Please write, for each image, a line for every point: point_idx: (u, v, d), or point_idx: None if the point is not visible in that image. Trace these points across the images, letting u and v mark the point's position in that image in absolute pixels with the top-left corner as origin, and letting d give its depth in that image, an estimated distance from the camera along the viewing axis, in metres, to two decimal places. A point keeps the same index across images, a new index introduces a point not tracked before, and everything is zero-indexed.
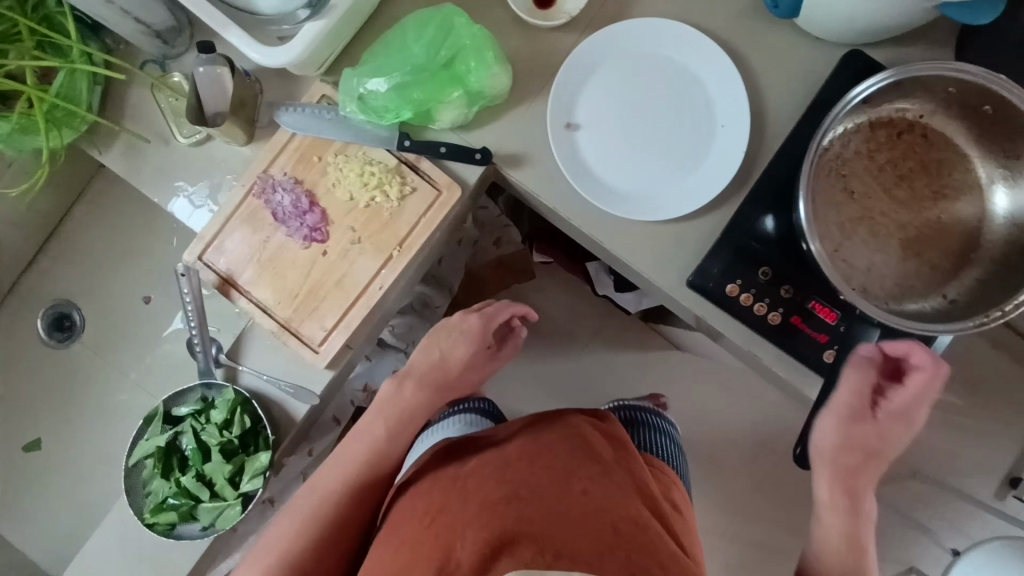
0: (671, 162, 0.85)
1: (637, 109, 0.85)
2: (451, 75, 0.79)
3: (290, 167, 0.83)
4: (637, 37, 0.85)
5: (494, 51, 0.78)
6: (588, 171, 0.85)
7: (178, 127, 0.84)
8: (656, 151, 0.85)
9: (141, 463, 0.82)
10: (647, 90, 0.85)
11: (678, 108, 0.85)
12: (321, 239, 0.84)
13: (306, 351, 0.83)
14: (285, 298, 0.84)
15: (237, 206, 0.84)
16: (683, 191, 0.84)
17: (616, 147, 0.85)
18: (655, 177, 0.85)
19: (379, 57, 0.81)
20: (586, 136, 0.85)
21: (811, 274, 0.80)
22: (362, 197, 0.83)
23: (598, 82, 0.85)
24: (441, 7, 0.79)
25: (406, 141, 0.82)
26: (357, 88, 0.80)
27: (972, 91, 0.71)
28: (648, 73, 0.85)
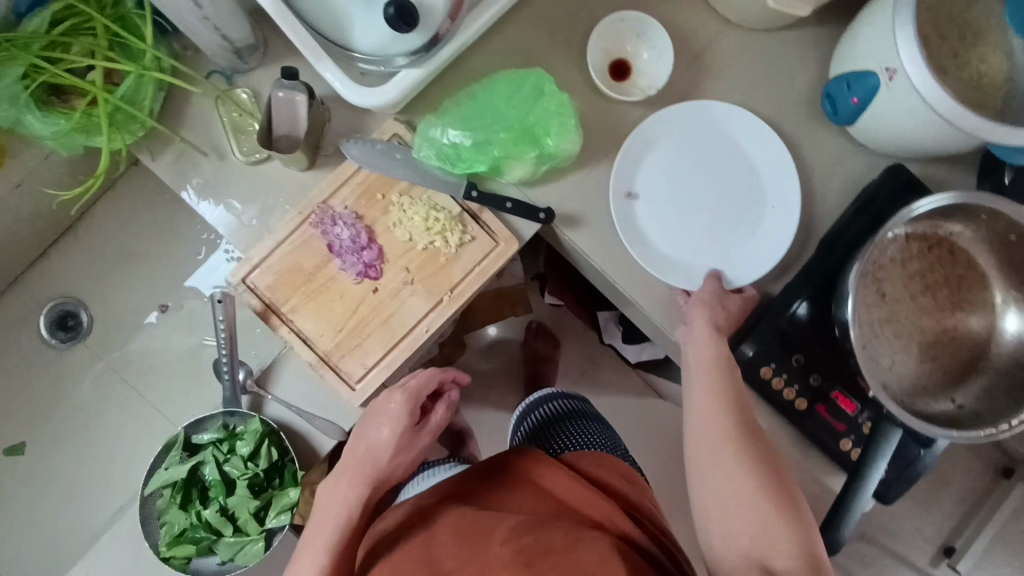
0: (723, 233, 0.88)
1: (694, 181, 0.88)
2: (530, 133, 0.80)
3: (352, 201, 0.82)
4: (705, 116, 0.88)
5: (575, 118, 0.80)
6: (641, 238, 0.87)
7: (238, 143, 0.82)
8: (706, 226, 0.88)
9: (156, 491, 0.79)
10: (704, 167, 0.88)
11: (732, 188, 0.88)
12: (375, 276, 0.83)
13: (343, 388, 0.81)
14: (328, 332, 0.82)
15: (290, 232, 0.81)
16: (726, 266, 0.87)
17: (670, 218, 0.88)
18: (708, 251, 0.88)
19: (462, 109, 0.82)
20: (642, 205, 0.88)
21: (839, 365, 0.85)
22: (423, 240, 0.83)
23: (659, 156, 0.88)
24: (534, 69, 0.80)
25: (474, 191, 0.82)
26: (436, 137, 0.81)
27: (1003, 221, 0.78)
28: (708, 151, 0.88)
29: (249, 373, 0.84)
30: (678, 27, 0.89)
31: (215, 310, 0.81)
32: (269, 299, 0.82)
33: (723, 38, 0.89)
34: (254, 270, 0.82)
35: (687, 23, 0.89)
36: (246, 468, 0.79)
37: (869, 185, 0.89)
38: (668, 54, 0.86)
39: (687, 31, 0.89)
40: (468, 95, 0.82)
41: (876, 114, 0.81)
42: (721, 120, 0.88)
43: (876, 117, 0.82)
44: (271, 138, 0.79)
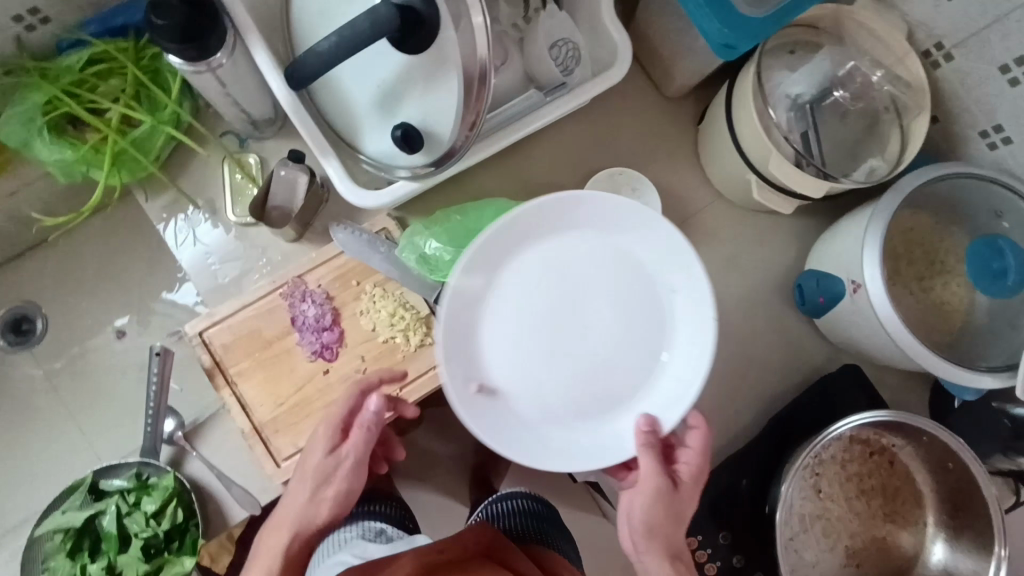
0: (607, 390, 0.73)
1: (540, 316, 0.73)
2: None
3: (327, 282, 0.84)
4: (550, 238, 0.73)
5: None
6: (495, 411, 0.71)
7: (234, 204, 0.85)
8: (568, 391, 0.73)
9: (47, 534, 0.75)
10: (548, 316, 0.73)
11: (595, 338, 0.73)
12: (329, 357, 0.83)
13: (268, 463, 0.80)
14: (269, 402, 0.82)
15: (258, 297, 0.83)
16: (609, 446, 0.72)
17: (522, 399, 0.72)
18: (577, 430, 0.73)
19: (452, 221, 0.84)
20: (499, 400, 0.72)
21: (763, 551, 0.84)
22: (384, 334, 0.84)
23: (495, 314, 0.73)
24: (525, 205, 0.83)
25: None
26: (418, 245, 0.83)
27: (941, 448, 0.80)
28: (548, 297, 0.73)
29: (177, 425, 0.82)
30: (672, 191, 0.95)
31: (154, 363, 0.78)
32: (219, 358, 0.82)
33: (711, 209, 0.96)
34: (213, 325, 0.82)
35: (680, 188, 0.96)
36: (148, 525, 0.75)
37: (824, 376, 0.92)
38: (657, 213, 0.90)
39: (679, 196, 0.95)
40: (460, 210, 0.86)
41: (836, 316, 0.85)
42: (574, 217, 0.73)
43: (836, 318, 0.86)
44: (263, 207, 0.82)
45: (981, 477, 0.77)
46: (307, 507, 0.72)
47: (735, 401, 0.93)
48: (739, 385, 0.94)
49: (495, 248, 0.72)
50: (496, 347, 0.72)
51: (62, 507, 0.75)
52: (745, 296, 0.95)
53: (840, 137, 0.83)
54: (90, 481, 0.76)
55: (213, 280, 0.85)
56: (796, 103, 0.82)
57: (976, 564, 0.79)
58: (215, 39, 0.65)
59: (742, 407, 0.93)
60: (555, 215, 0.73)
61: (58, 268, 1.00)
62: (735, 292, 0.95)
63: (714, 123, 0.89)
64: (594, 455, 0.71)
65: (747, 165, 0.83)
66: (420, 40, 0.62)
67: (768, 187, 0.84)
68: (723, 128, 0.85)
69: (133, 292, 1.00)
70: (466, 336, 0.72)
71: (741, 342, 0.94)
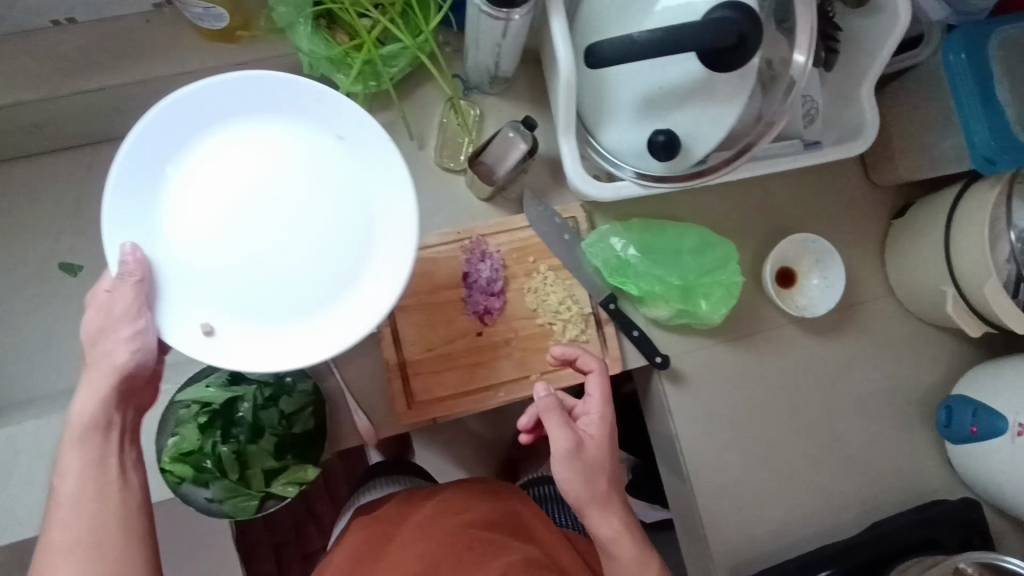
0: (280, 294, 0.62)
1: (227, 184, 0.62)
2: (691, 287, 0.82)
3: (506, 249, 0.85)
4: (218, 136, 0.62)
5: (735, 301, 0.82)
6: (233, 347, 0.62)
7: (440, 147, 0.86)
8: (247, 292, 0.62)
9: (186, 402, 0.75)
10: (229, 194, 0.62)
11: (286, 264, 0.62)
12: (487, 323, 0.84)
13: (400, 402, 0.82)
14: (419, 345, 0.83)
15: (440, 244, 0.83)
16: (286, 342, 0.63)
17: (204, 286, 0.62)
18: (223, 312, 0.62)
19: (650, 232, 0.85)
20: (228, 341, 0.62)
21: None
22: (545, 317, 0.84)
23: (183, 221, 0.61)
24: (726, 244, 0.82)
25: (611, 304, 0.84)
26: (613, 240, 0.84)
27: None
28: (244, 164, 0.62)
29: None
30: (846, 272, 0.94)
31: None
32: None
33: (876, 303, 0.95)
34: None
35: (856, 273, 0.95)
36: (280, 424, 0.76)
37: (937, 500, 0.92)
38: (837, 292, 0.88)
39: (852, 280, 0.95)
40: (653, 224, 0.85)
41: (985, 452, 0.83)
42: (324, 111, 0.64)
43: (980, 450, 0.85)
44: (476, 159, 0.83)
45: None
46: (77, 491, 0.57)
47: (840, 494, 0.93)
48: (849, 480, 0.93)
49: (225, 147, 0.62)
50: (258, 295, 0.62)
51: (206, 381, 0.76)
52: (881, 396, 0.94)
53: None
54: None
55: None
56: None
57: None
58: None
59: (846, 502, 0.93)
60: (203, 112, 0.62)
61: None
62: (873, 389, 0.95)
63: (925, 221, 0.87)
64: (341, 336, 0.63)
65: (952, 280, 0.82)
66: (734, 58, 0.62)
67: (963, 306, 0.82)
68: (935, 234, 0.84)
69: None
70: (173, 189, 0.62)
71: (863, 439, 0.94)
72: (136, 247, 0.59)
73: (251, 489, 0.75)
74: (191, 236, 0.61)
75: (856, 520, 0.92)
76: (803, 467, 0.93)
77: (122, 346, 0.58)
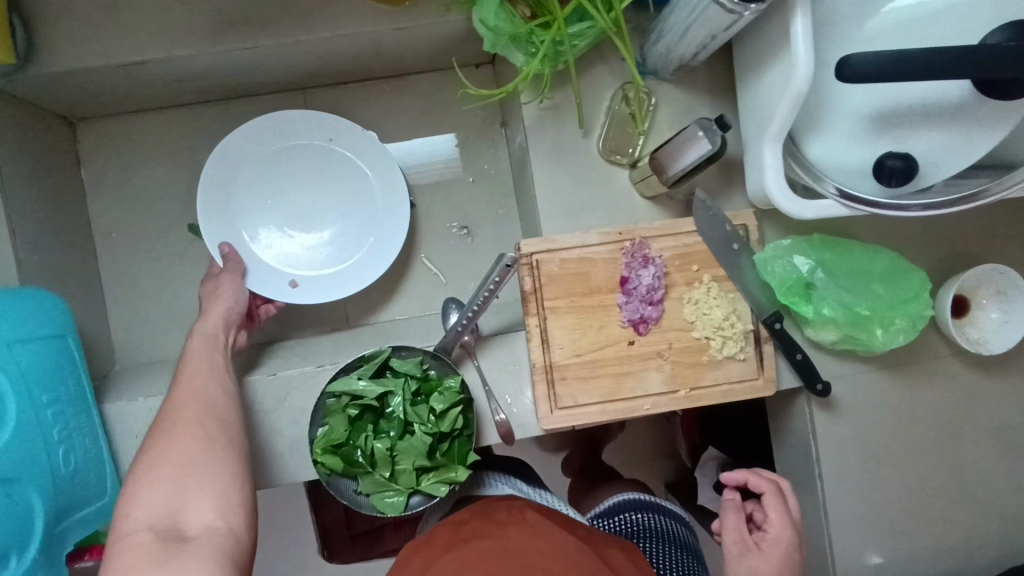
0: (331, 243, 0.89)
1: (321, 211, 0.90)
2: (870, 316, 0.76)
3: (668, 255, 0.79)
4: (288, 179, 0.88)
5: (915, 330, 0.76)
6: (307, 281, 0.87)
7: (608, 136, 0.79)
8: (312, 251, 0.88)
9: (336, 393, 0.73)
10: (303, 200, 0.89)
11: (314, 204, 0.90)
12: (640, 332, 0.78)
13: (544, 406, 0.77)
14: (566, 349, 0.78)
15: (600, 244, 0.77)
16: (339, 279, 0.87)
17: (309, 253, 0.88)
18: (303, 257, 0.88)
19: (828, 251, 0.78)
20: (310, 287, 0.87)
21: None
22: (702, 331, 0.79)
23: (260, 206, 0.87)
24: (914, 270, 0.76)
25: (777, 323, 0.78)
26: (787, 253, 0.77)
27: None
28: (297, 195, 0.89)
29: None
30: None
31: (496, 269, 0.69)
32: (539, 286, 0.77)
33: None
34: (544, 251, 0.77)
35: None
36: (427, 420, 0.73)
37: None
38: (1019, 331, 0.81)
39: None
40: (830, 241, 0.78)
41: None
42: (321, 120, 0.87)
43: None
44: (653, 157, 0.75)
45: None
46: (203, 404, 0.64)
47: (981, 535, 0.88)
48: (993, 522, 0.88)
49: (284, 160, 0.87)
50: (302, 255, 0.88)
51: (354, 373, 0.73)
52: None
53: None
54: (387, 356, 0.74)
55: (555, 203, 0.79)
56: None
57: None
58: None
59: (986, 544, 0.88)
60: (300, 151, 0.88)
61: (367, 111, 0.95)
62: None
63: None
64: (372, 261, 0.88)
65: None
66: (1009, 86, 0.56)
67: None
68: None
69: (429, 163, 0.95)
70: (237, 186, 0.86)
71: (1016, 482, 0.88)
72: (231, 245, 0.84)
73: (400, 485, 0.72)
74: (260, 230, 0.87)
75: (992, 563, 0.88)
76: (946, 505, 0.88)
77: (226, 301, 0.77)
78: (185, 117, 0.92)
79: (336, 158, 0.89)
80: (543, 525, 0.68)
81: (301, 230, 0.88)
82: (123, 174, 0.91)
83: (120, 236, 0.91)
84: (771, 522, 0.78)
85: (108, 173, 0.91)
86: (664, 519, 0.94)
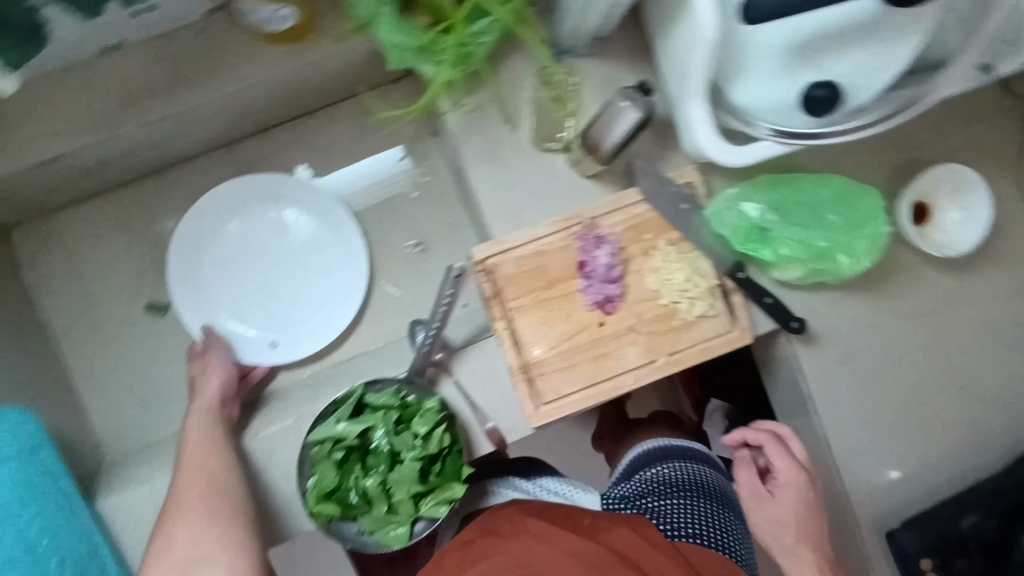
0: (301, 294, 0.91)
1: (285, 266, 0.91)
2: (827, 244, 0.76)
3: (621, 229, 0.78)
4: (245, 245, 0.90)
5: (876, 249, 0.76)
6: (287, 339, 0.89)
7: (538, 123, 0.77)
8: (285, 308, 0.90)
9: (317, 441, 0.72)
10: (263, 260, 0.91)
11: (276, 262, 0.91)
12: (608, 311, 0.78)
13: (530, 405, 0.77)
14: (540, 345, 0.77)
15: (550, 233, 0.76)
16: (316, 329, 0.89)
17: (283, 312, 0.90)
18: (278, 317, 0.90)
19: (780, 191, 0.78)
20: (291, 343, 0.89)
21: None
22: (669, 297, 0.79)
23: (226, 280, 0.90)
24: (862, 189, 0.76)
25: (740, 272, 0.78)
26: (739, 202, 0.78)
27: None
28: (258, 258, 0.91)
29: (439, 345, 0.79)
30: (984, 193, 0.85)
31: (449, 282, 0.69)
32: (500, 289, 0.76)
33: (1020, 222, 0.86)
34: (497, 253, 0.76)
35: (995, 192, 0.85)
36: (415, 446, 0.73)
37: None
38: (982, 224, 0.80)
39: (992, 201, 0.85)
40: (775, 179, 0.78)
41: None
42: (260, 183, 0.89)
43: None
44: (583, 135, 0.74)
45: None
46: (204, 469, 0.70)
47: (994, 432, 0.87)
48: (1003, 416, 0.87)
49: (235, 231, 0.90)
50: (275, 315, 0.90)
51: (332, 417, 0.72)
52: None
53: None
54: (360, 394, 0.73)
55: (500, 202, 0.77)
56: None
57: None
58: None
59: (1000, 440, 0.87)
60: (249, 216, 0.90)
61: (297, 151, 0.93)
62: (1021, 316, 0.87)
63: None
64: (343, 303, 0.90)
65: None
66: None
67: None
68: None
69: (373, 188, 0.94)
70: (201, 268, 0.89)
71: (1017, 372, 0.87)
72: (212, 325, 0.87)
73: (402, 515, 0.73)
74: (233, 301, 0.90)
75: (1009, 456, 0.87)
76: (954, 410, 0.86)
77: (212, 378, 0.79)
78: (119, 198, 0.91)
79: (290, 217, 0.91)
80: (548, 534, 0.67)
81: (268, 289, 0.90)
82: (70, 267, 0.90)
83: (81, 330, 0.90)
84: (777, 469, 0.84)
85: (56, 270, 0.90)
86: (690, 465, 0.92)
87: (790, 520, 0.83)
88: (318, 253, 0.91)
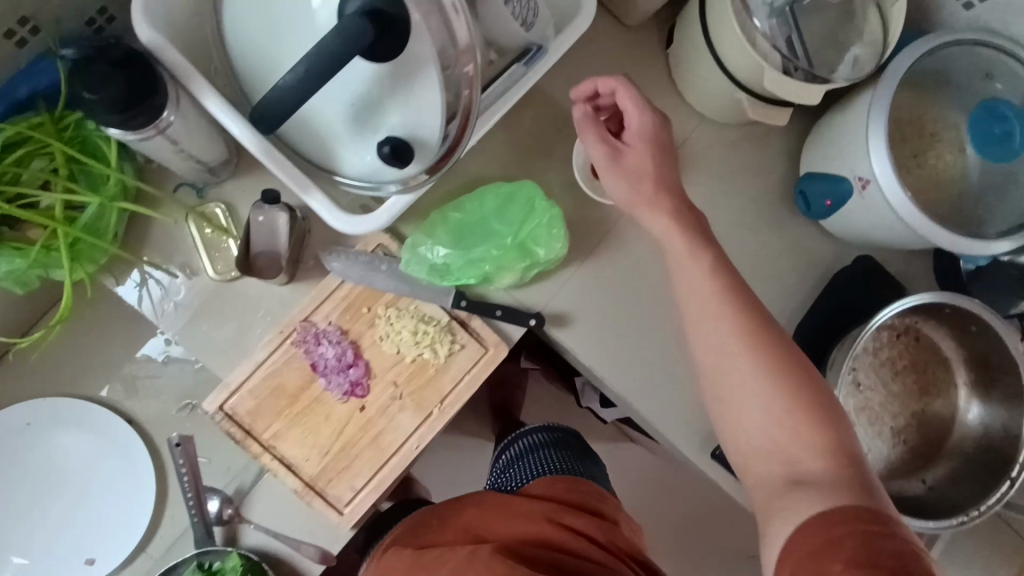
0: (91, 501, 0.86)
1: (60, 486, 0.86)
2: (518, 240, 0.80)
3: (337, 316, 0.79)
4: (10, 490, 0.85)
5: (562, 227, 0.80)
6: (97, 551, 0.85)
7: (212, 262, 0.77)
8: (82, 522, 0.86)
9: None
10: (36, 492, 0.86)
11: (48, 487, 0.86)
12: (361, 394, 0.79)
13: (331, 513, 0.78)
14: (314, 456, 0.78)
15: (270, 354, 0.77)
16: (122, 523, 0.86)
17: (81, 527, 0.86)
18: (80, 534, 0.86)
19: (454, 217, 0.80)
20: (104, 553, 0.85)
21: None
22: (412, 353, 0.80)
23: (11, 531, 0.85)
24: (520, 185, 0.79)
25: (463, 301, 0.80)
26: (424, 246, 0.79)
27: (966, 315, 0.84)
28: (28, 494, 0.86)
29: (224, 503, 0.79)
30: None
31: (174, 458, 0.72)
32: (249, 426, 0.77)
33: (697, 133, 0.92)
34: (231, 395, 0.77)
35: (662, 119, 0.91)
36: None
37: (839, 273, 0.94)
38: None
39: None
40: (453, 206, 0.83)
41: (851, 216, 0.83)
42: None
43: (848, 216, 0.84)
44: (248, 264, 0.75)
45: (1006, 334, 0.82)
46: None
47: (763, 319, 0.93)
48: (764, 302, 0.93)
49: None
50: (80, 534, 0.86)
51: None
52: (750, 213, 0.93)
53: (824, 32, 0.78)
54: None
55: (212, 347, 0.78)
56: (774, 8, 0.74)
57: (1013, 418, 0.84)
58: (162, 87, 0.55)
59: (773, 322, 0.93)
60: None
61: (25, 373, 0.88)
62: (739, 210, 0.93)
63: (687, 43, 0.82)
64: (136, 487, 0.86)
65: (735, 84, 0.78)
66: (395, 40, 0.53)
67: (761, 104, 0.78)
68: (699, 51, 0.80)
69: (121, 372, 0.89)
70: None
71: (758, 259, 0.93)
72: None
73: None
74: (27, 546, 0.85)
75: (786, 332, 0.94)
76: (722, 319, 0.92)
77: None
78: None
79: (43, 439, 0.86)
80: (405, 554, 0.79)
81: (57, 516, 0.86)
82: None
83: None
84: (631, 116, 0.74)
85: None
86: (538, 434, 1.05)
87: (630, 175, 0.74)
88: (86, 455, 0.87)
